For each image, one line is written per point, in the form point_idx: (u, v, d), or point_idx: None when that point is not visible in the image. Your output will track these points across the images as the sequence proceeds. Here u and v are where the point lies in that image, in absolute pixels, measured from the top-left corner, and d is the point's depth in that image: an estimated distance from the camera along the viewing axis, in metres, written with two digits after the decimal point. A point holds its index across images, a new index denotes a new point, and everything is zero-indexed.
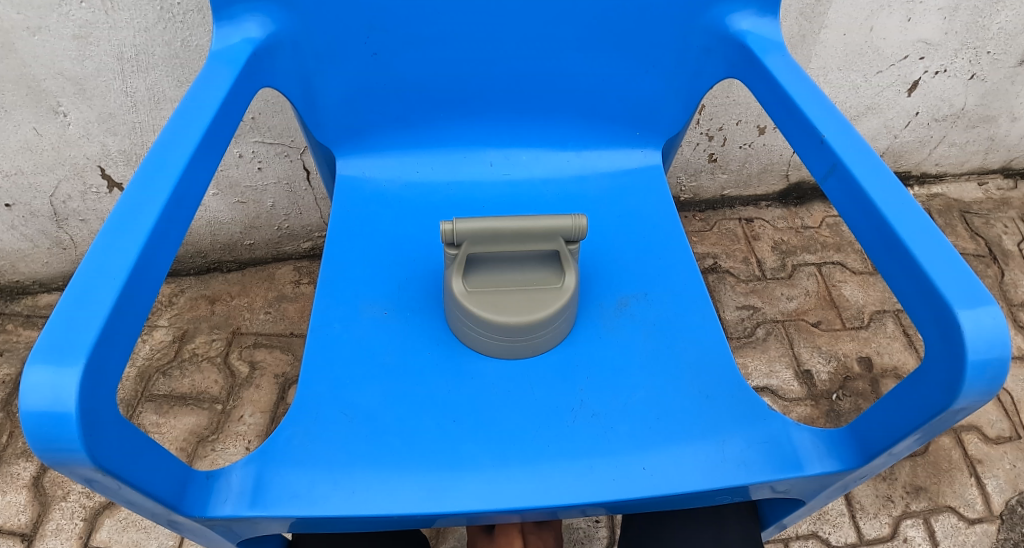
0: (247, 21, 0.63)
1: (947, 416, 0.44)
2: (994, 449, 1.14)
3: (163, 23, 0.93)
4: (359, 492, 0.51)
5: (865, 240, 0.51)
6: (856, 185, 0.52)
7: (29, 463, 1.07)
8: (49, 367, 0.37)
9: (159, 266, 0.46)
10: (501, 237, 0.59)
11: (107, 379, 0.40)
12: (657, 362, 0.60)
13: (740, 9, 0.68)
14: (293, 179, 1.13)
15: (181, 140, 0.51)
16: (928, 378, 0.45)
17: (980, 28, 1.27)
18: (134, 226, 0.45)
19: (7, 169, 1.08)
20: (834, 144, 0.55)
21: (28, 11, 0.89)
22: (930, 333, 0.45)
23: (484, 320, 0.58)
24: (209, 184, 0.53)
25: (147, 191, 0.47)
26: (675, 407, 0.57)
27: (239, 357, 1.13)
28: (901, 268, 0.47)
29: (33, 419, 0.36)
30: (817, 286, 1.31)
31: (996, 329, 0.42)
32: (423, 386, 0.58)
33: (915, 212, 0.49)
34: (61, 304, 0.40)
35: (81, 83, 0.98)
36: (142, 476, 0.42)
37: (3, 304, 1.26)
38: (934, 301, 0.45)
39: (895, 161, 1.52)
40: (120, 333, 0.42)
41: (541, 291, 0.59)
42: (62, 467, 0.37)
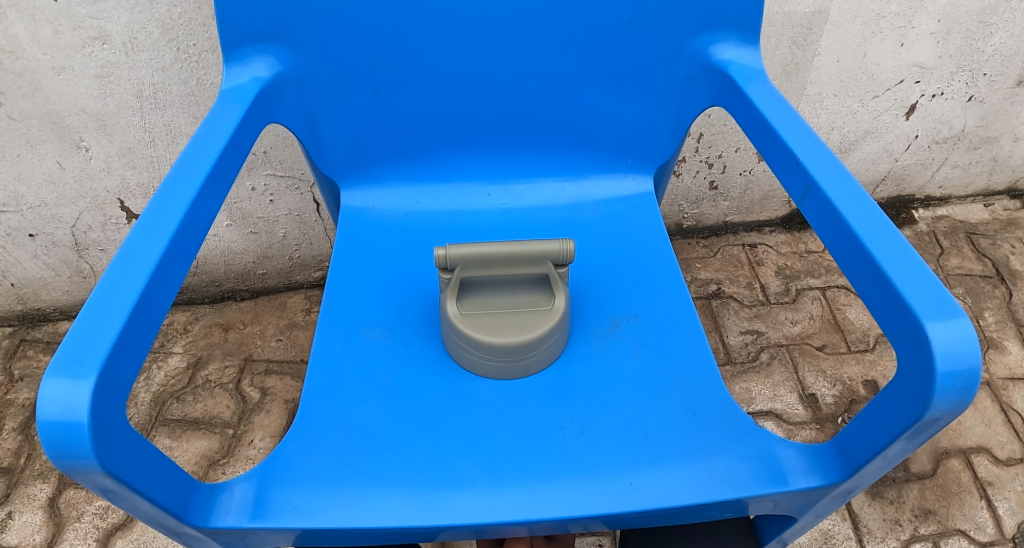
0: (256, 61, 0.67)
1: (923, 425, 0.46)
2: (1004, 471, 1.13)
3: (180, 62, 0.98)
4: (356, 505, 0.53)
5: (841, 259, 0.53)
6: (831, 206, 0.54)
7: (44, 485, 1.10)
8: (65, 379, 0.40)
9: (168, 289, 0.49)
10: (491, 261, 0.62)
11: (117, 392, 0.43)
12: (646, 381, 0.62)
13: (722, 40, 0.71)
14: (304, 210, 1.17)
15: (192, 170, 0.55)
16: (904, 389, 0.47)
17: (975, 51, 1.29)
18: (146, 250, 0.48)
19: (32, 202, 1.13)
20: (810, 167, 0.57)
21: (53, 52, 0.95)
22: (903, 346, 0.47)
23: (476, 342, 0.60)
24: (217, 212, 0.56)
25: (159, 219, 0.50)
26: (664, 425, 0.59)
27: (251, 383, 1.16)
28: (874, 284, 0.49)
29: (48, 426, 0.39)
30: (821, 309, 1.32)
31: (962, 340, 0.44)
32: (420, 405, 0.60)
33: (887, 230, 0.50)
34: (77, 323, 0.43)
35: (103, 119, 1.03)
36: (147, 484, 0.44)
37: (25, 331, 1.31)
38: (905, 314, 0.46)
39: (898, 185, 1.53)
40: (131, 350, 0.44)
41: (532, 315, 0.61)
42: (74, 474, 0.40)
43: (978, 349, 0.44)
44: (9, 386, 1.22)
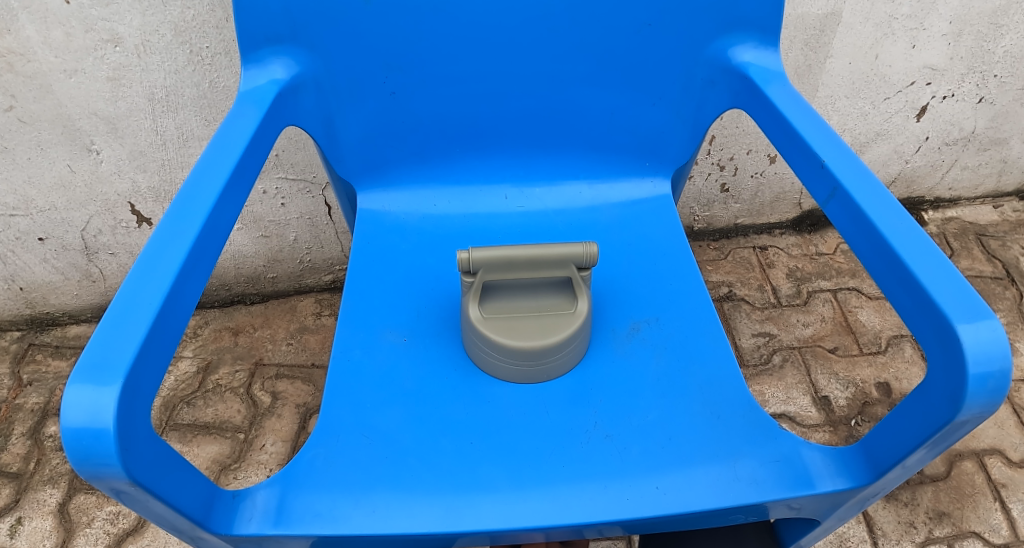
0: (273, 63, 0.67)
1: (953, 428, 0.45)
2: (1019, 473, 1.13)
3: (192, 65, 0.98)
4: (379, 511, 0.53)
5: (868, 262, 0.52)
6: (857, 208, 0.53)
7: (54, 490, 1.09)
8: (89, 386, 0.40)
9: (190, 293, 0.48)
10: (512, 265, 0.62)
11: (142, 399, 0.42)
12: (668, 384, 0.62)
13: (742, 42, 0.71)
14: (315, 214, 1.17)
15: (212, 173, 0.54)
16: (933, 391, 0.46)
17: (986, 52, 1.28)
18: (168, 255, 0.47)
19: (42, 205, 1.12)
20: (835, 169, 0.56)
21: (65, 55, 0.95)
22: (933, 349, 0.46)
23: (497, 345, 0.60)
24: (237, 216, 0.55)
25: (180, 223, 0.50)
26: (687, 428, 0.58)
27: (261, 387, 1.15)
28: (903, 286, 0.48)
29: (73, 433, 0.38)
30: (833, 311, 1.31)
31: (994, 342, 0.43)
32: (440, 409, 0.60)
33: (915, 231, 0.50)
34: (100, 328, 0.42)
35: (114, 122, 1.03)
36: (171, 491, 0.44)
37: (34, 335, 1.30)
38: (935, 316, 0.46)
39: (908, 187, 1.52)
40: (154, 355, 0.44)
41: (554, 318, 0.61)
42: (98, 481, 0.40)
43: (1010, 351, 0.43)
44: (18, 390, 1.22)
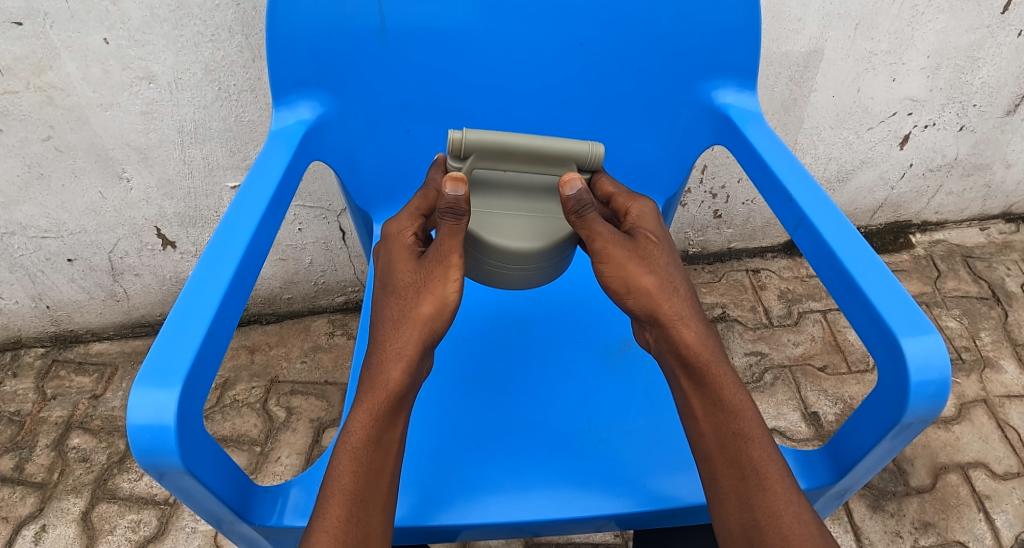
0: (301, 105, 0.75)
1: (901, 428, 0.55)
2: (1002, 484, 1.18)
3: (220, 101, 1.06)
4: (407, 508, 0.64)
5: (829, 283, 0.62)
6: (820, 236, 0.63)
7: (78, 498, 1.15)
8: (152, 389, 0.47)
9: (233, 311, 0.56)
10: (511, 160, 0.63)
11: (196, 401, 0.50)
12: (657, 394, 0.73)
13: (724, 85, 0.79)
14: (329, 239, 1.23)
15: (251, 207, 0.62)
16: (884, 396, 0.56)
17: (964, 84, 1.35)
18: (215, 280, 0.55)
19: (73, 228, 1.20)
20: (800, 201, 0.66)
21: (102, 91, 1.02)
22: (884, 360, 0.56)
23: (492, 247, 0.65)
24: (272, 242, 0.63)
25: (224, 250, 0.58)
26: (672, 434, 0.70)
27: (277, 402, 1.21)
28: (857, 304, 0.58)
29: (139, 430, 0.46)
30: (823, 331, 1.37)
31: (935, 352, 0.53)
32: (457, 420, 0.71)
33: (868, 256, 0.59)
34: (159, 340, 0.50)
35: (145, 152, 1.10)
36: (216, 482, 0.50)
37: (58, 352, 1.37)
38: (884, 332, 0.55)
39: (895, 211, 1.59)
40: (205, 364, 0.51)
41: (548, 220, 0.67)
42: (158, 472, 0.47)
43: (947, 361, 0.53)
44: (43, 404, 1.28)
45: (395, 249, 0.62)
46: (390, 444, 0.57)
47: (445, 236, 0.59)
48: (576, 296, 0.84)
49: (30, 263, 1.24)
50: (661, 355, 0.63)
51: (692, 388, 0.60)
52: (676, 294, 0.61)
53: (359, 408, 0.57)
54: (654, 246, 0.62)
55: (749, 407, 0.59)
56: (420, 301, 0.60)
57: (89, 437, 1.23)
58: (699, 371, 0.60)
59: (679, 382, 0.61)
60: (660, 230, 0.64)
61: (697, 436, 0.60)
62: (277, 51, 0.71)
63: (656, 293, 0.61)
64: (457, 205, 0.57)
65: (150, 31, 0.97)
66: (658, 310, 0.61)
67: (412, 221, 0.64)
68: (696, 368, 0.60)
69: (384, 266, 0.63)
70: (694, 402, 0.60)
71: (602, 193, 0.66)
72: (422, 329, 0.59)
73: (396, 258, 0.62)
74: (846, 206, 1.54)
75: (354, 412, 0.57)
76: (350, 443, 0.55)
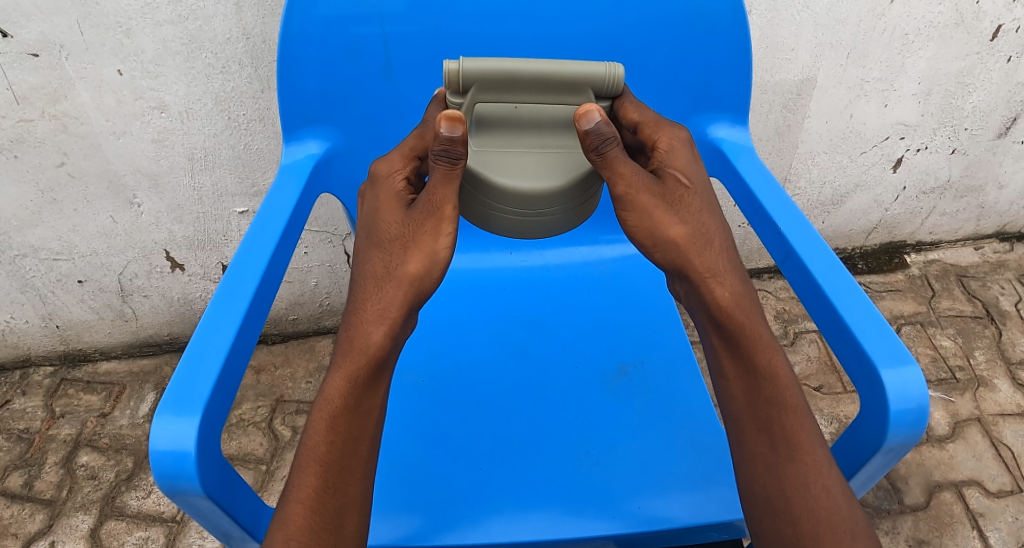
0: (310, 139, 0.82)
1: (882, 454, 0.59)
2: (996, 502, 1.20)
3: (229, 130, 1.09)
4: (412, 528, 0.69)
5: (815, 312, 0.66)
6: (806, 268, 0.67)
7: (86, 515, 1.17)
8: (173, 420, 0.53)
9: (248, 340, 0.61)
10: (522, 85, 0.65)
11: (214, 429, 0.55)
12: (649, 418, 0.78)
13: (717, 120, 0.86)
14: (335, 261, 1.26)
15: (263, 240, 0.67)
16: (866, 423, 0.60)
17: (955, 108, 1.38)
18: (231, 311, 0.60)
19: (84, 251, 1.23)
20: (788, 235, 0.70)
21: (115, 119, 1.06)
22: (864, 388, 0.60)
23: (506, 189, 0.65)
24: (283, 272, 0.68)
25: (239, 282, 0.63)
26: (663, 457, 0.75)
27: (282, 422, 1.23)
28: (839, 333, 0.63)
29: (162, 458, 0.52)
30: (818, 351, 1.39)
31: (913, 383, 0.58)
32: (459, 443, 0.76)
33: (851, 288, 0.64)
34: (179, 372, 0.55)
35: (156, 178, 1.14)
36: (234, 503, 0.56)
37: (67, 370, 1.39)
38: (864, 362, 0.60)
39: (890, 232, 1.61)
40: (223, 394, 0.57)
41: (564, 157, 0.67)
42: (180, 496, 0.52)
43: (924, 390, 0.58)
44: (52, 422, 1.30)
45: (384, 194, 0.64)
46: (369, 409, 0.60)
47: (438, 182, 0.60)
48: (575, 322, 0.89)
49: (41, 284, 1.27)
50: (693, 311, 0.66)
51: (724, 349, 0.63)
52: (710, 246, 0.64)
53: (336, 373, 0.59)
54: (684, 190, 0.64)
55: (784, 371, 0.61)
56: (408, 258, 0.62)
57: (97, 454, 1.25)
58: (733, 334, 0.62)
59: (712, 342, 0.64)
60: (693, 167, 0.65)
61: (727, 397, 0.63)
62: (289, 87, 0.78)
63: (685, 245, 0.64)
64: (452, 148, 0.58)
65: (162, 63, 1.01)
66: (689, 267, 0.64)
67: (404, 164, 0.65)
68: (731, 326, 0.62)
69: (370, 210, 0.64)
70: (725, 363, 0.63)
71: (628, 120, 0.68)
72: (408, 286, 0.62)
73: (385, 205, 0.63)
74: (841, 228, 1.57)
75: (331, 377, 0.59)
76: (326, 409, 0.58)
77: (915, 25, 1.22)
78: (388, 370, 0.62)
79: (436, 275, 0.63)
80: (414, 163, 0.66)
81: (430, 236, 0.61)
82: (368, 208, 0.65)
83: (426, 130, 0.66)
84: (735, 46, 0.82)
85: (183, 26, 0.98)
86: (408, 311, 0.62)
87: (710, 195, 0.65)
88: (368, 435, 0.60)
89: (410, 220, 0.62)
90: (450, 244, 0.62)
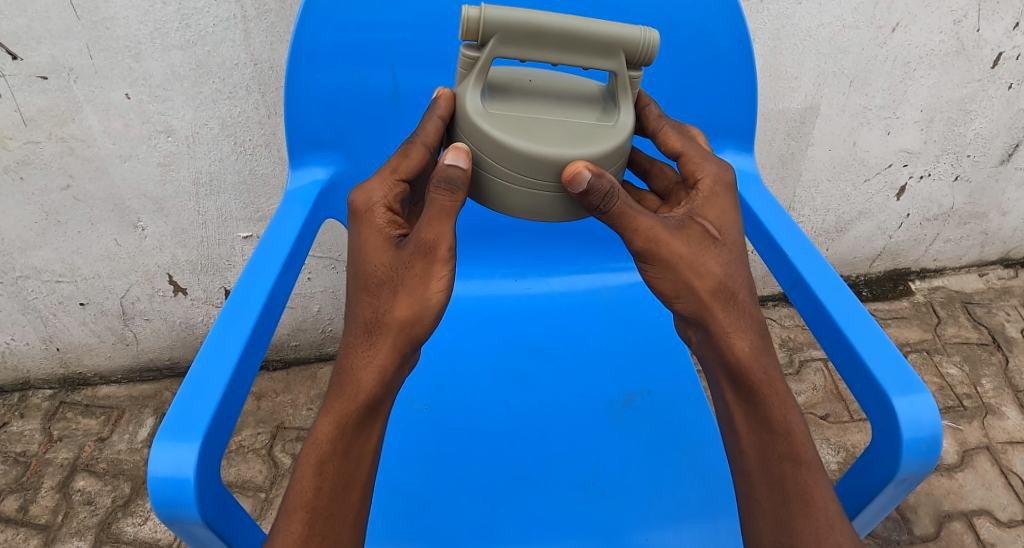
0: (316, 165, 0.82)
1: (895, 485, 0.58)
2: (1007, 532, 1.18)
3: (235, 155, 1.10)
4: None
5: (825, 340, 0.66)
6: (815, 296, 0.67)
7: (82, 542, 1.15)
8: (172, 445, 0.52)
9: (252, 364, 0.61)
10: (548, 40, 0.58)
11: (215, 455, 0.54)
12: (657, 448, 0.77)
13: (723, 148, 0.87)
14: (338, 287, 1.26)
15: (268, 264, 0.67)
16: (877, 454, 0.59)
17: (957, 136, 1.39)
18: (234, 336, 0.60)
19: (86, 274, 1.23)
20: (796, 262, 0.70)
21: (122, 143, 1.06)
22: (875, 418, 0.60)
23: (516, 151, 0.58)
24: (288, 297, 0.68)
25: (243, 306, 0.62)
26: (672, 488, 0.74)
27: (282, 449, 1.22)
28: (850, 361, 0.63)
29: (160, 483, 0.51)
30: (824, 380, 1.38)
31: (925, 410, 0.58)
32: (464, 473, 0.76)
33: (861, 316, 0.64)
34: (181, 396, 0.55)
35: (161, 202, 1.14)
36: (232, 532, 0.55)
37: (65, 394, 1.38)
38: (876, 391, 0.60)
39: (894, 259, 1.61)
40: (225, 419, 0.56)
41: (589, 127, 0.60)
42: (178, 523, 0.52)
43: (937, 420, 0.57)
44: (49, 446, 1.29)
45: (367, 228, 0.62)
46: (360, 456, 0.60)
47: (433, 218, 0.58)
48: (580, 350, 0.88)
49: (43, 305, 1.27)
50: (708, 360, 0.67)
51: (737, 402, 0.64)
52: (733, 302, 0.64)
53: (325, 417, 0.59)
54: (712, 242, 0.64)
55: (799, 428, 0.62)
56: (397, 302, 0.60)
57: (94, 479, 1.24)
58: (749, 387, 0.63)
59: (725, 395, 0.65)
60: (727, 218, 0.65)
61: (738, 451, 0.64)
62: (296, 114, 0.79)
63: (709, 298, 0.64)
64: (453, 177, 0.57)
65: (170, 87, 1.01)
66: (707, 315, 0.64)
67: (386, 191, 0.62)
68: (741, 376, 0.63)
69: (356, 248, 0.62)
70: (739, 417, 0.64)
71: (671, 150, 0.68)
72: (398, 334, 0.61)
73: (372, 242, 0.61)
74: (845, 255, 1.56)
75: (320, 421, 0.59)
76: (314, 454, 0.58)
77: (916, 53, 1.22)
78: (381, 411, 0.62)
79: (427, 320, 0.62)
80: (397, 187, 0.63)
81: (421, 279, 0.60)
82: (352, 245, 0.63)
83: (410, 146, 0.62)
84: (740, 74, 0.83)
85: (191, 51, 0.99)
86: (402, 360, 0.62)
87: (740, 245, 0.65)
88: (359, 483, 0.60)
89: (398, 261, 0.61)
90: (443, 288, 0.61)
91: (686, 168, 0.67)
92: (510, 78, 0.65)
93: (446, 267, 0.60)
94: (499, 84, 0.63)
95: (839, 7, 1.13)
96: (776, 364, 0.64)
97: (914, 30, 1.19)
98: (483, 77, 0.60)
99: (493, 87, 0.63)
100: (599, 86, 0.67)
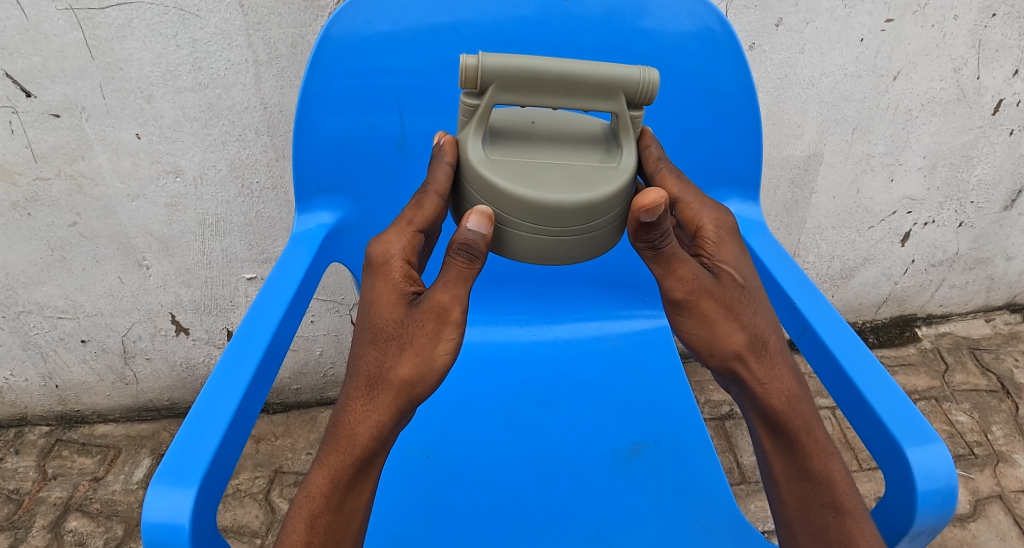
0: (322, 210, 0.82)
1: (912, 538, 0.57)
2: None
3: (242, 197, 1.10)
4: None
5: (834, 389, 0.65)
6: (823, 344, 0.66)
7: None
8: (167, 490, 0.51)
9: (252, 408, 0.60)
10: (547, 86, 0.58)
11: (211, 501, 0.53)
12: (665, 500, 0.75)
13: (728, 196, 0.88)
14: (341, 330, 1.26)
15: (272, 307, 0.66)
16: (893, 506, 0.58)
17: (960, 182, 1.39)
18: (235, 380, 0.59)
19: (89, 311, 1.22)
20: (804, 310, 0.70)
21: (130, 182, 1.07)
22: (889, 469, 0.59)
23: (519, 198, 0.58)
24: (291, 341, 0.67)
25: (245, 349, 0.62)
26: (680, 540, 0.72)
27: (280, 494, 1.20)
28: (860, 412, 0.62)
29: (155, 528, 0.50)
30: (832, 429, 1.35)
31: (940, 461, 0.56)
32: (466, 525, 0.74)
33: (871, 364, 0.63)
34: (178, 439, 0.54)
35: (167, 241, 1.14)
36: None
37: (62, 431, 1.36)
38: (889, 441, 0.59)
39: (900, 305, 1.60)
40: (222, 463, 0.55)
41: (591, 170, 0.60)
42: None
43: (952, 470, 0.56)
44: (42, 484, 1.26)
45: (382, 281, 0.61)
46: (352, 510, 0.59)
47: (450, 282, 0.58)
48: (587, 400, 0.87)
49: (43, 341, 1.26)
50: (743, 406, 0.66)
51: (776, 451, 0.63)
52: (767, 350, 0.63)
53: (319, 469, 0.58)
54: (741, 292, 0.63)
55: (841, 476, 0.61)
56: (402, 360, 0.59)
57: (87, 520, 1.21)
58: (788, 435, 0.62)
59: (762, 444, 0.64)
60: (743, 263, 0.64)
61: (778, 501, 0.63)
62: (304, 160, 0.80)
63: (745, 351, 0.63)
64: (473, 245, 0.57)
65: (180, 129, 1.03)
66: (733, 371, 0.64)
67: (397, 243, 0.61)
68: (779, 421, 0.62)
69: (365, 301, 0.61)
70: (778, 466, 0.63)
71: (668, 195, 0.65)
72: (398, 393, 0.60)
73: (384, 297, 0.60)
74: (851, 301, 1.56)
75: (314, 473, 0.58)
76: (307, 507, 0.57)
77: (918, 101, 1.24)
78: (373, 465, 0.61)
79: (429, 382, 0.60)
80: (414, 238, 0.62)
81: (431, 339, 0.59)
82: (364, 294, 0.62)
83: (423, 196, 0.62)
84: (745, 123, 0.83)
85: (202, 94, 1.00)
86: (400, 417, 0.61)
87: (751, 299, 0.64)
88: (350, 537, 0.59)
89: (410, 319, 0.60)
90: (450, 350, 0.60)
91: (684, 213, 0.66)
92: (512, 123, 0.65)
93: (456, 331, 0.59)
94: (501, 131, 0.64)
95: (841, 57, 1.14)
96: (816, 411, 0.63)
97: (915, 78, 1.20)
98: (483, 124, 0.60)
99: (495, 133, 0.64)
100: (600, 126, 0.67)
